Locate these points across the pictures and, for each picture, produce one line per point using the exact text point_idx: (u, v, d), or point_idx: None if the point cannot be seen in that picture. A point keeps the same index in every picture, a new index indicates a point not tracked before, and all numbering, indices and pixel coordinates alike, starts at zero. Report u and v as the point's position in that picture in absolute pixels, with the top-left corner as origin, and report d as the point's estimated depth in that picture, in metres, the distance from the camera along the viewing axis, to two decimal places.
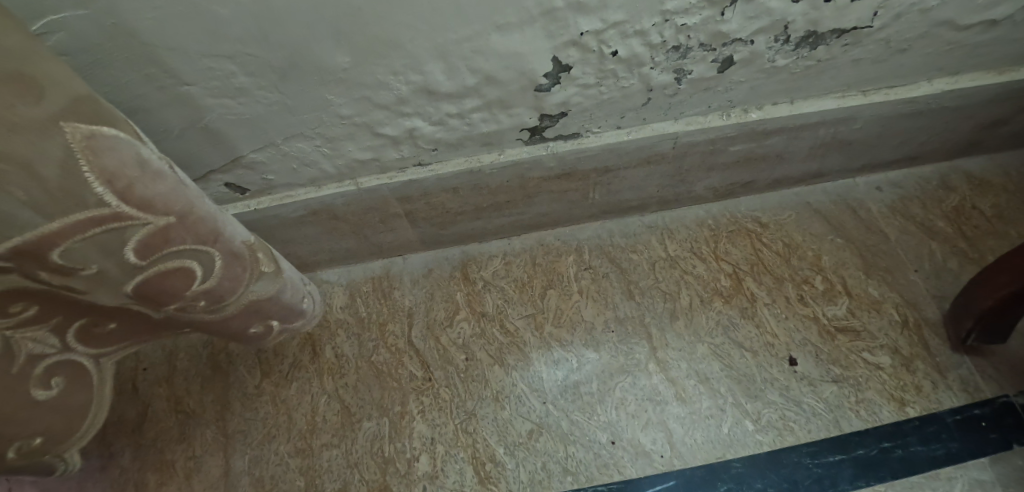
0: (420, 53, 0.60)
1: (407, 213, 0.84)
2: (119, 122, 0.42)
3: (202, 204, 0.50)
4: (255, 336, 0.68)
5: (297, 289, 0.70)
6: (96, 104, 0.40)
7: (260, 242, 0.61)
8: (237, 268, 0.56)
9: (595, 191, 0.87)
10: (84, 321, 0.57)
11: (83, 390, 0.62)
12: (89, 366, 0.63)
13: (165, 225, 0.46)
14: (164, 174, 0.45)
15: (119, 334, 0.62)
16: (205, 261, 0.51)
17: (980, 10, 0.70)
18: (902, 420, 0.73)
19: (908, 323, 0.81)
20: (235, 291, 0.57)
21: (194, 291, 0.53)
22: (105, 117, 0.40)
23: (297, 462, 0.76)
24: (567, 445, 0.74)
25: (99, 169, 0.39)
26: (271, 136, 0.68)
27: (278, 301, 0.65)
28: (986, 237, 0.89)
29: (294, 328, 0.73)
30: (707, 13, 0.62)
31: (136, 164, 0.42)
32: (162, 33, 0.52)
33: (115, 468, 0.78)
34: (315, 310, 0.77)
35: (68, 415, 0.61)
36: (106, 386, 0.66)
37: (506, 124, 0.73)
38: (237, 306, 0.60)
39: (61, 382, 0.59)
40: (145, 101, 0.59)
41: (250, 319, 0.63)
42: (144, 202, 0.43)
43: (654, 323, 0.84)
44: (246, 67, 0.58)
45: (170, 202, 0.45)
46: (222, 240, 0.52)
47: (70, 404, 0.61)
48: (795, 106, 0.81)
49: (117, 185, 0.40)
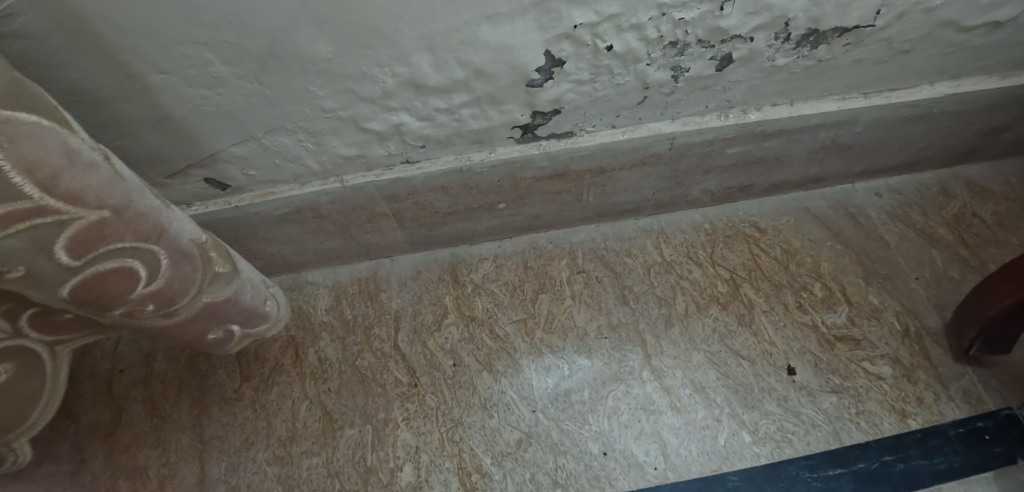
0: (407, 44, 0.57)
1: (394, 212, 0.81)
2: (47, 110, 0.38)
3: (144, 198, 0.47)
4: (216, 342, 0.65)
5: (258, 290, 0.67)
6: (22, 90, 0.37)
7: (212, 240, 0.58)
8: (187, 268, 0.53)
9: (589, 193, 0.85)
10: (38, 309, 0.55)
11: (34, 378, 0.61)
12: (43, 352, 0.61)
13: (100, 220, 0.43)
14: (98, 164, 0.41)
15: (78, 325, 0.60)
16: (150, 260, 0.49)
17: (984, 11, 0.68)
18: (904, 432, 0.71)
19: (909, 333, 0.79)
20: (187, 292, 0.54)
21: (140, 294, 0.50)
22: (29, 102, 0.37)
23: (275, 470, 0.73)
24: (557, 456, 0.71)
25: (15, 157, 0.35)
26: (252, 129, 0.65)
27: (236, 302, 0.62)
28: (988, 245, 0.87)
29: (255, 332, 0.70)
30: (705, 8, 0.59)
31: (64, 153, 0.38)
32: (131, 15, 0.49)
33: (85, 475, 0.74)
34: (276, 311, 0.73)
35: (18, 403, 0.60)
36: (60, 374, 0.65)
37: (497, 120, 0.70)
38: (190, 310, 0.57)
39: (11, 368, 0.57)
40: (117, 89, 0.56)
41: (206, 323, 0.60)
42: (73, 195, 0.40)
43: (649, 330, 0.81)
44: (224, 55, 0.55)
45: (105, 194, 0.42)
46: (168, 237, 0.50)
47: (22, 392, 0.60)
48: (795, 107, 0.79)
49: (39, 175, 0.37)
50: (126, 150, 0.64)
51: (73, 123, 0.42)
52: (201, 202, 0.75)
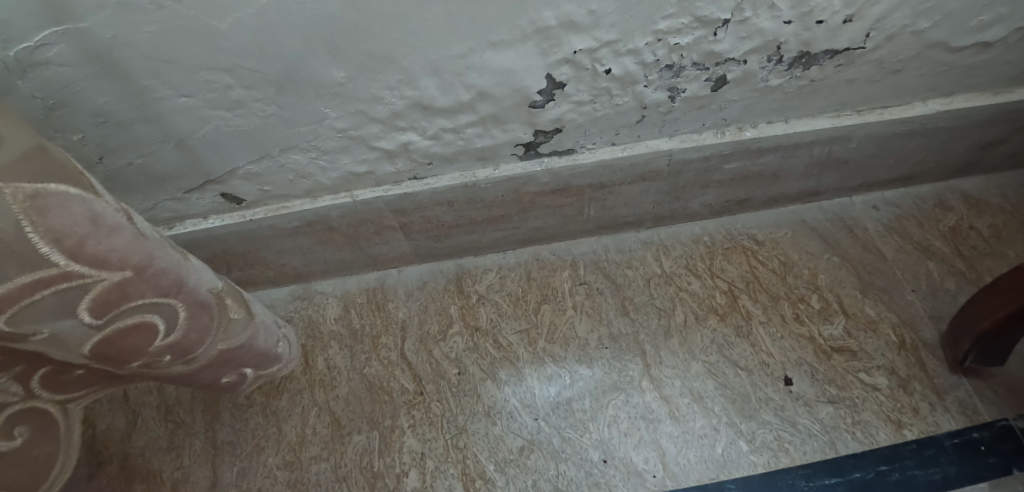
0: (415, 68, 0.60)
1: (402, 225, 0.84)
2: (72, 177, 0.41)
3: (164, 254, 0.48)
4: (229, 384, 0.66)
5: (271, 335, 0.70)
6: (46, 157, 0.39)
7: (227, 288, 0.60)
8: (204, 318, 0.54)
9: (591, 207, 0.88)
10: (50, 368, 0.52)
11: (46, 440, 0.56)
12: (56, 411, 0.57)
13: (123, 280, 0.43)
14: (121, 227, 0.43)
15: (88, 378, 0.57)
16: (168, 314, 0.49)
17: (972, 33, 0.70)
18: (900, 443, 0.72)
19: (905, 345, 0.81)
20: (203, 342, 0.56)
21: (158, 346, 0.51)
22: (55, 171, 0.39)
23: (285, 475, 0.76)
24: (559, 463, 0.73)
25: (44, 228, 0.37)
26: (267, 148, 0.68)
27: (250, 347, 0.64)
28: (984, 257, 0.88)
29: (269, 373, 0.73)
30: (699, 33, 0.62)
31: (89, 219, 0.40)
32: (157, 45, 0.53)
33: (101, 478, 0.77)
34: (288, 352, 0.76)
35: (31, 467, 0.55)
36: (75, 434, 0.61)
37: (501, 139, 0.73)
38: (207, 357, 0.58)
39: (26, 430, 0.53)
40: (141, 111, 0.60)
41: (220, 369, 0.62)
42: (97, 259, 0.41)
43: (649, 340, 0.83)
44: (242, 80, 0.58)
45: (127, 255, 0.43)
46: (187, 291, 0.51)
47: (34, 455, 0.55)
48: (790, 125, 0.81)
49: (66, 243, 0.38)
50: (148, 168, 0.67)
51: (96, 186, 0.43)
52: (217, 216, 0.79)
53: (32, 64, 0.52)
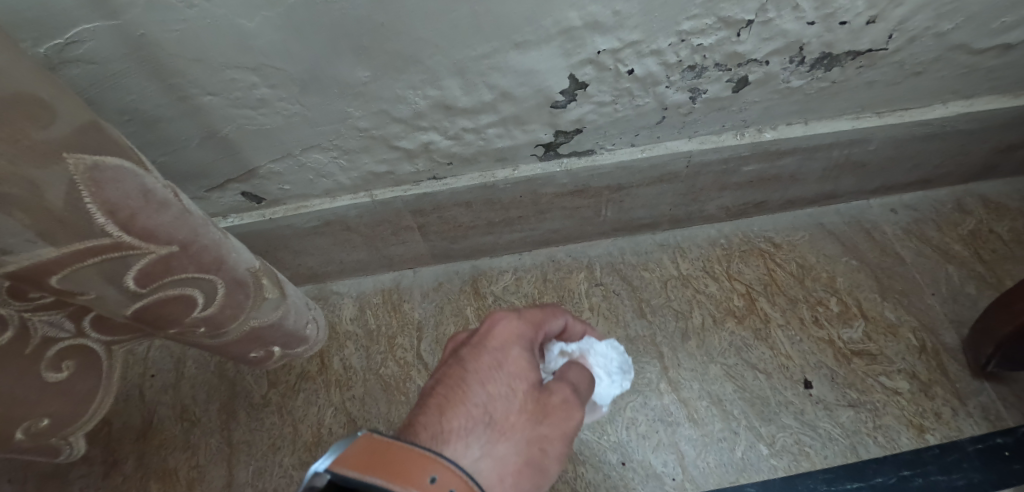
0: (439, 68, 0.61)
1: (419, 226, 0.85)
2: (122, 152, 0.42)
3: (208, 232, 0.49)
4: (256, 360, 0.65)
5: (301, 315, 0.68)
6: (98, 131, 0.41)
7: (263, 268, 0.59)
8: (240, 296, 0.54)
9: (607, 208, 0.88)
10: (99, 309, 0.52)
11: (91, 377, 0.56)
12: (103, 352, 0.56)
13: (168, 254, 0.45)
14: (170, 204, 0.45)
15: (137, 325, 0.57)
16: (207, 289, 0.50)
17: (994, 34, 0.70)
18: (922, 448, 0.71)
19: (926, 348, 0.80)
20: (236, 317, 0.55)
21: (194, 319, 0.51)
22: (108, 146, 0.41)
23: (302, 475, 0.76)
24: (577, 465, 0.73)
25: (100, 200, 0.39)
26: (289, 146, 0.69)
27: (280, 327, 0.63)
28: (1004, 261, 0.88)
29: (295, 353, 0.71)
30: (722, 34, 0.62)
31: (140, 194, 0.42)
32: (187, 43, 0.53)
33: (118, 475, 0.78)
34: (316, 335, 0.74)
35: (74, 403, 0.54)
36: (116, 374, 0.59)
37: (521, 139, 0.73)
38: (238, 333, 0.57)
39: (73, 366, 0.53)
40: (167, 109, 0.60)
41: (250, 345, 0.61)
42: (146, 232, 0.42)
43: (666, 343, 0.83)
44: (268, 79, 0.59)
45: (174, 230, 0.45)
46: (226, 268, 0.51)
47: (79, 390, 0.54)
48: (809, 127, 0.81)
49: (119, 215, 0.40)
50: (171, 166, 0.68)
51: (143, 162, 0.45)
52: (237, 215, 0.79)
53: (62, 61, 0.52)
